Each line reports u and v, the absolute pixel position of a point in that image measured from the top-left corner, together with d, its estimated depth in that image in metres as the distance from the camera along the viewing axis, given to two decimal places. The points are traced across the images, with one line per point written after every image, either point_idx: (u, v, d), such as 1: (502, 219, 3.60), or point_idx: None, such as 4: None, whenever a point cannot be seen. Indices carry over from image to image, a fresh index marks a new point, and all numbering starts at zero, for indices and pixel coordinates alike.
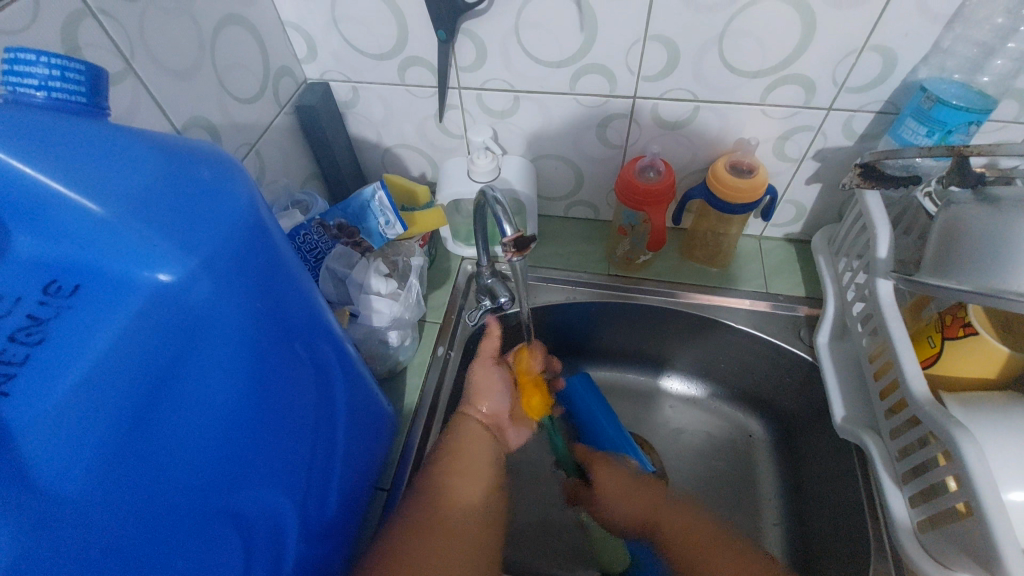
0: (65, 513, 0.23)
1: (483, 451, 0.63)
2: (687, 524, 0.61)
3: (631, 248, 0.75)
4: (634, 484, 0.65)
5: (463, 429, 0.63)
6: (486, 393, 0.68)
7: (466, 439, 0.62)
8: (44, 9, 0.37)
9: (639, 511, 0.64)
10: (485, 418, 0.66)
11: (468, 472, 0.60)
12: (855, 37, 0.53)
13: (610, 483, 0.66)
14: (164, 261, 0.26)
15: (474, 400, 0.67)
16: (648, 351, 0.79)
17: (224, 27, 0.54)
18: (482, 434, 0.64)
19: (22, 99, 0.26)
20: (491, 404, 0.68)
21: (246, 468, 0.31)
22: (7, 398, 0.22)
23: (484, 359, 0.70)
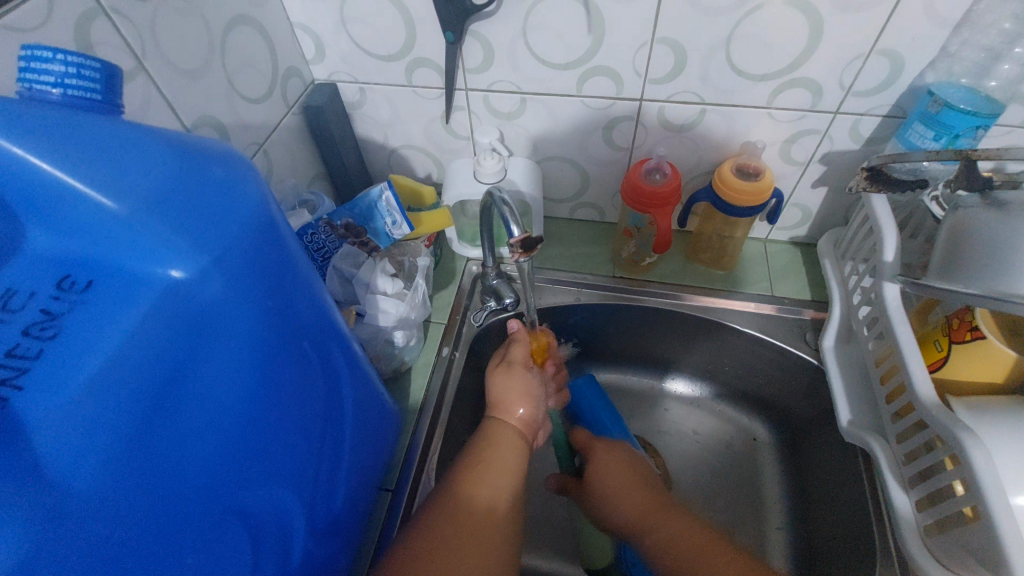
0: (77, 508, 0.23)
1: (519, 459, 0.55)
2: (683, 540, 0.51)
3: (637, 250, 0.75)
4: (636, 475, 0.59)
5: (498, 436, 0.56)
6: (521, 397, 0.59)
7: (499, 445, 0.55)
8: (58, 7, 0.37)
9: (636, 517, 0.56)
10: (523, 425, 0.58)
11: (498, 472, 0.52)
12: (862, 41, 0.53)
13: (606, 471, 0.60)
14: (177, 258, 0.26)
15: (507, 405, 0.58)
16: (654, 352, 0.78)
17: (234, 28, 0.54)
18: (521, 445, 0.56)
19: (38, 96, 0.26)
20: (528, 408, 0.59)
21: (254, 466, 0.31)
22: (21, 392, 0.23)
23: (514, 365, 0.61)
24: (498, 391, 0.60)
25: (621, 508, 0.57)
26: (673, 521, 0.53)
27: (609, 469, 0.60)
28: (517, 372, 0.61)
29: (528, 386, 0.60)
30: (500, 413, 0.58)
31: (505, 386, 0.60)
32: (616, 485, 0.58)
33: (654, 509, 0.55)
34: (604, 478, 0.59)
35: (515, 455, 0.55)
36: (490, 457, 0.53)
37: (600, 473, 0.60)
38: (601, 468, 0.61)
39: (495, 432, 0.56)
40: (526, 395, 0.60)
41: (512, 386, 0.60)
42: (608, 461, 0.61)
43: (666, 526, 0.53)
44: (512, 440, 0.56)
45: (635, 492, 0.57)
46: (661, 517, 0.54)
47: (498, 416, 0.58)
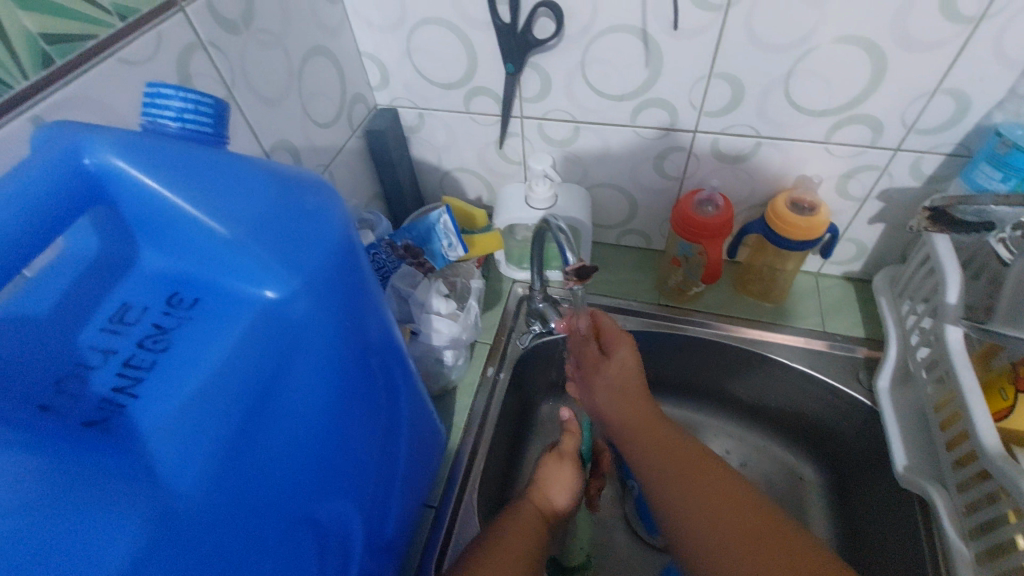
0: (184, 511, 0.24)
1: (541, 537, 0.53)
2: (662, 448, 0.55)
3: (684, 279, 0.75)
4: (634, 382, 0.61)
5: (527, 512, 0.55)
6: (563, 490, 0.59)
7: (528, 521, 0.54)
8: (166, 42, 0.41)
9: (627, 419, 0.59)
10: (552, 509, 0.57)
11: (519, 544, 0.50)
12: (927, 80, 0.52)
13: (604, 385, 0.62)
14: (273, 280, 0.28)
15: (547, 491, 0.58)
16: (700, 383, 0.78)
17: (310, 58, 0.58)
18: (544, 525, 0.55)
19: (160, 129, 0.29)
20: (563, 498, 0.59)
21: (325, 478, 0.33)
22: (137, 399, 0.25)
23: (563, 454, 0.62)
24: (541, 478, 0.60)
25: (615, 412, 0.61)
26: (661, 436, 0.57)
27: (607, 380, 0.62)
28: (566, 464, 0.62)
29: (568, 481, 0.60)
30: (540, 500, 0.57)
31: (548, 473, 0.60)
32: (617, 392, 0.61)
33: (638, 426, 0.58)
34: (605, 387, 0.62)
35: (537, 531, 0.53)
36: (516, 543, 0.50)
37: (599, 387, 0.63)
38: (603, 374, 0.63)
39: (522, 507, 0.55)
40: (565, 485, 0.60)
41: (558, 481, 0.60)
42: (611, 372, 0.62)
43: (669, 447, 0.55)
44: (537, 519, 0.55)
45: (638, 407, 0.59)
46: (659, 427, 0.57)
47: (531, 493, 0.58)
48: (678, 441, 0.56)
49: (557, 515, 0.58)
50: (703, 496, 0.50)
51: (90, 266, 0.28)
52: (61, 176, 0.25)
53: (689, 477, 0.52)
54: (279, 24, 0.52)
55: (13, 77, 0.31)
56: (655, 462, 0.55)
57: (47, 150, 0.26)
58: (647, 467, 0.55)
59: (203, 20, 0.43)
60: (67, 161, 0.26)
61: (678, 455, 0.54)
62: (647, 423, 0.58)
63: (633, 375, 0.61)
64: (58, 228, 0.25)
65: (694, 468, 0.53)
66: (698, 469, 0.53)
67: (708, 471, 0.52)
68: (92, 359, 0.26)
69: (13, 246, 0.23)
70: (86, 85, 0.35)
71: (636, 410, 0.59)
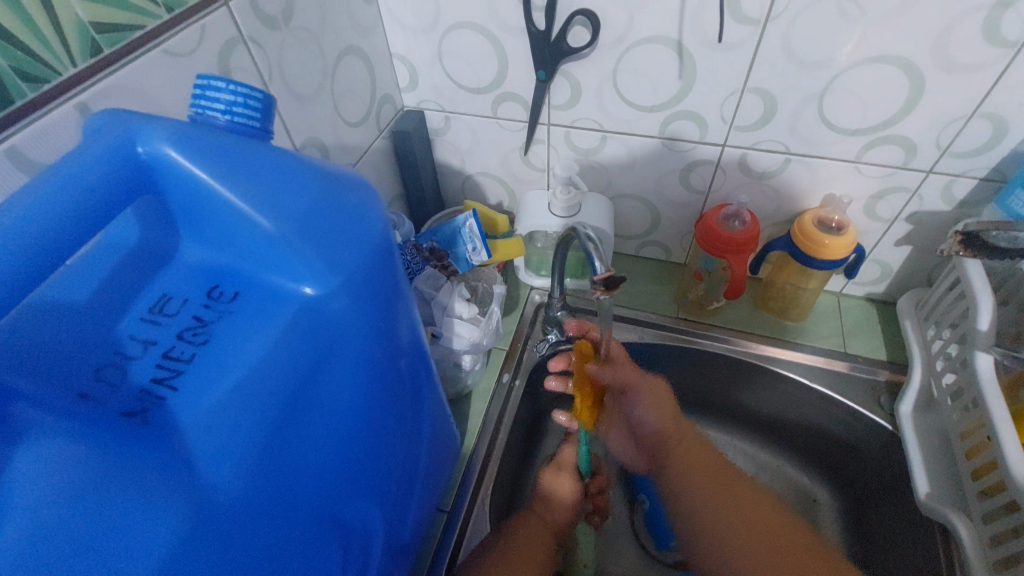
0: (220, 507, 0.24)
1: (543, 552, 0.55)
2: (700, 467, 0.56)
3: (699, 292, 0.74)
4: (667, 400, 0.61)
5: (529, 526, 0.56)
6: (563, 503, 0.61)
7: (531, 536, 0.55)
8: (209, 36, 0.41)
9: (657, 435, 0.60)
10: (554, 523, 0.59)
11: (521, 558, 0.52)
12: (964, 103, 0.52)
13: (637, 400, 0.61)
14: (314, 278, 0.28)
15: (549, 504, 0.60)
16: (716, 400, 0.77)
17: (344, 58, 0.58)
18: (546, 539, 0.57)
19: (209, 121, 0.29)
20: (563, 512, 0.61)
21: (353, 479, 0.32)
22: (176, 392, 0.25)
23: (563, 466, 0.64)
24: (542, 491, 0.61)
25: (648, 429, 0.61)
26: (697, 455, 0.57)
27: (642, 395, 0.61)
28: (566, 477, 0.63)
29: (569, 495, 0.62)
30: (546, 512, 0.59)
31: (549, 486, 0.62)
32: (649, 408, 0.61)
33: (674, 446, 0.59)
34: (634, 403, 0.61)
35: (539, 546, 0.55)
36: (523, 546, 0.53)
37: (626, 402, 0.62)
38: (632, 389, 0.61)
39: (524, 520, 0.57)
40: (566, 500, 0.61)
41: (563, 492, 0.62)
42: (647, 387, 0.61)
43: (705, 466, 0.56)
44: (540, 533, 0.56)
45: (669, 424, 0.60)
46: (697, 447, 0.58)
47: (534, 505, 0.59)
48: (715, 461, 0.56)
49: (559, 529, 0.60)
50: (741, 517, 0.50)
51: (130, 254, 0.28)
52: (114, 164, 0.25)
53: (727, 498, 0.52)
54: (316, 22, 0.52)
55: (62, 64, 0.32)
56: (692, 481, 0.55)
57: (100, 138, 0.26)
58: (683, 485, 0.56)
59: (245, 16, 0.44)
60: (119, 148, 0.26)
61: (715, 473, 0.55)
62: (682, 441, 0.58)
63: (664, 392, 0.61)
64: (107, 216, 0.25)
65: (731, 487, 0.53)
66: (735, 489, 0.53)
67: (744, 492, 0.52)
68: (132, 349, 0.26)
69: (65, 233, 0.23)
70: (131, 74, 0.35)
71: (669, 427, 0.60)
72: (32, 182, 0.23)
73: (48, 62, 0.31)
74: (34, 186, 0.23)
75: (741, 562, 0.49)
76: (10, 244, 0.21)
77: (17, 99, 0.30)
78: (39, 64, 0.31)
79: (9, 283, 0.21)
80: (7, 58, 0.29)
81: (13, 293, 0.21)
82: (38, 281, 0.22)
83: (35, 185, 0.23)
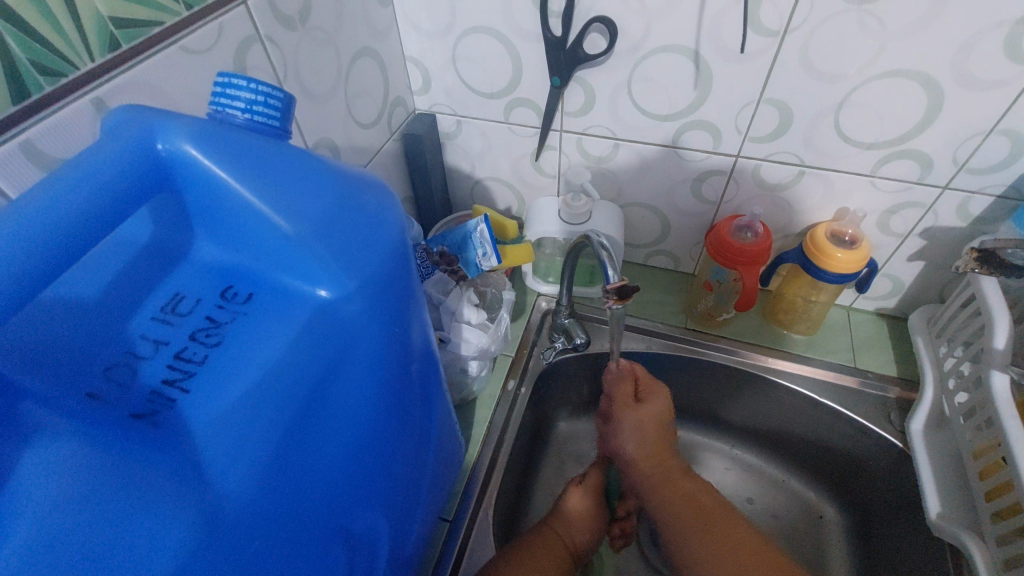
0: (231, 512, 0.24)
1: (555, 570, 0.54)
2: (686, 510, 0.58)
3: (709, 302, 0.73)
4: (661, 432, 0.63)
5: (546, 542, 0.56)
6: (584, 526, 0.61)
7: (546, 551, 0.55)
8: (226, 32, 0.40)
9: (644, 462, 0.62)
10: (570, 543, 0.59)
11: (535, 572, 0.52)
12: (983, 119, 0.51)
13: (630, 432, 0.63)
14: (329, 280, 0.27)
15: (568, 524, 0.60)
16: (734, 415, 0.76)
17: (357, 60, 0.58)
18: (562, 559, 0.56)
19: (227, 119, 0.28)
20: (582, 534, 0.60)
21: (362, 485, 0.31)
22: (188, 394, 0.25)
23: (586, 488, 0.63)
24: (564, 509, 0.61)
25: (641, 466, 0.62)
26: (682, 495, 0.60)
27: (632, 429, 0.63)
28: (589, 499, 0.63)
29: (590, 518, 0.62)
30: (565, 532, 0.59)
31: (572, 507, 0.61)
32: (640, 442, 0.62)
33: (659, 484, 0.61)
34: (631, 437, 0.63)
35: (552, 564, 0.55)
36: (537, 563, 0.53)
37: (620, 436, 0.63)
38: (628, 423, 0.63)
39: (542, 537, 0.57)
40: (587, 524, 0.61)
41: (584, 513, 0.61)
42: (640, 418, 0.62)
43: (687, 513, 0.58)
44: (555, 553, 0.56)
45: (660, 453, 0.62)
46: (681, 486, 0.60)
47: (554, 522, 0.60)
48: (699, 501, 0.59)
49: (575, 552, 0.59)
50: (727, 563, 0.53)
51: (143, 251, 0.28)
52: (132, 160, 0.25)
53: (717, 534, 0.55)
54: (332, 23, 0.52)
55: (81, 58, 0.32)
56: (680, 526, 0.57)
57: (121, 133, 0.25)
58: (671, 527, 0.58)
59: (262, 15, 0.43)
60: (140, 144, 0.25)
61: (700, 510, 0.58)
62: (668, 481, 0.60)
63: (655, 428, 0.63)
64: (126, 211, 0.25)
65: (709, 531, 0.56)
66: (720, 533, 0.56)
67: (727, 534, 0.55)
68: (144, 349, 0.25)
69: (83, 227, 0.23)
70: (148, 70, 0.35)
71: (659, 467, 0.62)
72: (47, 177, 0.23)
73: (67, 56, 0.31)
74: (49, 181, 0.22)
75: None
76: (22, 237, 0.21)
77: (35, 93, 0.30)
78: (58, 59, 0.30)
79: (22, 276, 0.21)
80: (25, 51, 0.29)
81: (29, 286, 0.21)
82: (55, 275, 0.22)
83: (53, 179, 0.23)
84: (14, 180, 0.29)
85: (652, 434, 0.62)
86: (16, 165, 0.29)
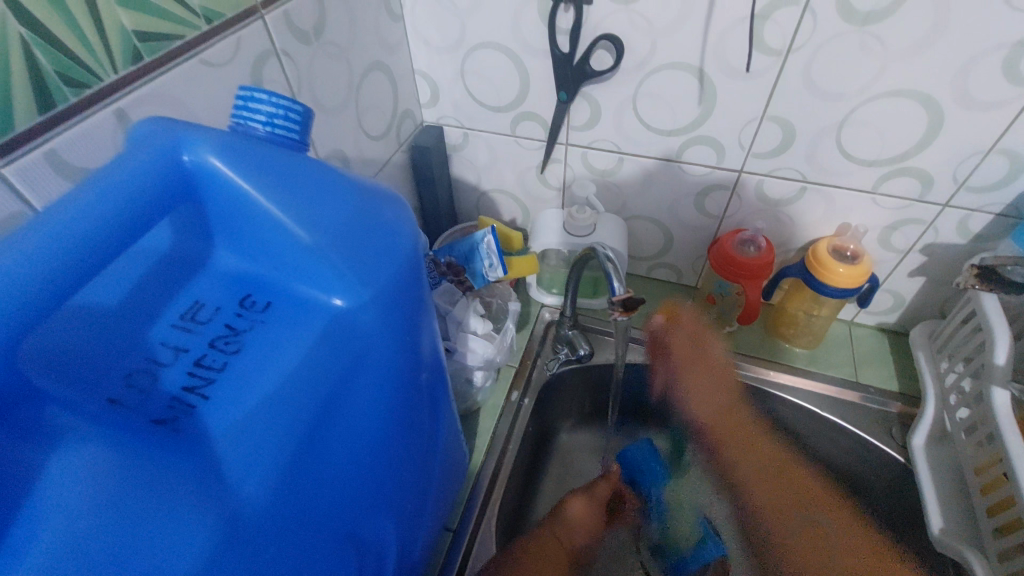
0: (250, 517, 0.24)
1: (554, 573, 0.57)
2: (742, 436, 0.69)
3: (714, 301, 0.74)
4: (728, 390, 0.69)
5: (547, 545, 0.59)
6: (583, 530, 0.63)
7: (546, 554, 0.58)
8: (244, 46, 0.41)
9: (714, 409, 0.69)
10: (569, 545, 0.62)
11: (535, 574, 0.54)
12: (983, 139, 0.52)
13: (696, 390, 0.69)
14: (345, 290, 0.28)
15: (569, 528, 0.62)
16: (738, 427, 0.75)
17: (369, 73, 0.59)
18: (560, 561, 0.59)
19: (249, 132, 0.29)
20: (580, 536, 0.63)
21: (373, 492, 0.32)
22: (207, 401, 0.25)
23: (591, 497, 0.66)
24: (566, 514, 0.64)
25: (710, 423, 0.70)
26: (758, 460, 0.68)
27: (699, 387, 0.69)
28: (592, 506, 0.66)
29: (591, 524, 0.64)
30: (564, 534, 0.61)
31: (575, 512, 0.64)
32: (708, 405, 0.70)
33: (739, 435, 0.68)
34: (690, 352, 0.70)
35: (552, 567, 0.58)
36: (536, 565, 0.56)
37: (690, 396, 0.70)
38: (696, 378, 0.69)
39: (543, 540, 0.59)
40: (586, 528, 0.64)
41: (585, 519, 0.64)
42: (703, 370, 0.69)
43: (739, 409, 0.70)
44: (554, 555, 0.59)
45: (720, 401, 0.69)
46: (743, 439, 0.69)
47: (556, 525, 0.62)
48: (762, 456, 0.68)
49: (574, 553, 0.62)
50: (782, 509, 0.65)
51: (164, 259, 0.28)
52: (158, 172, 0.26)
53: (789, 487, 0.65)
54: (345, 37, 0.53)
55: (104, 70, 0.32)
56: (763, 492, 0.66)
57: (145, 143, 0.26)
58: (745, 482, 0.68)
59: (279, 29, 0.44)
60: (166, 155, 0.26)
61: (783, 477, 0.66)
62: (732, 442, 0.68)
63: (719, 385, 0.68)
64: (152, 221, 0.25)
65: (752, 426, 0.68)
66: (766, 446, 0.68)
67: (783, 482, 0.66)
68: (164, 355, 0.26)
69: (110, 235, 0.23)
70: (168, 82, 0.36)
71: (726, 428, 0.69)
72: (75, 188, 0.24)
73: (91, 68, 0.32)
74: (78, 193, 0.23)
75: (793, 527, 0.63)
76: (54, 246, 0.22)
77: (60, 103, 0.30)
78: (83, 70, 0.31)
79: (51, 283, 0.21)
80: (51, 62, 0.30)
81: (56, 291, 0.22)
82: (84, 281, 0.23)
83: (82, 189, 0.23)
84: (38, 189, 0.30)
85: (710, 368, 0.69)
86: (39, 174, 0.30)
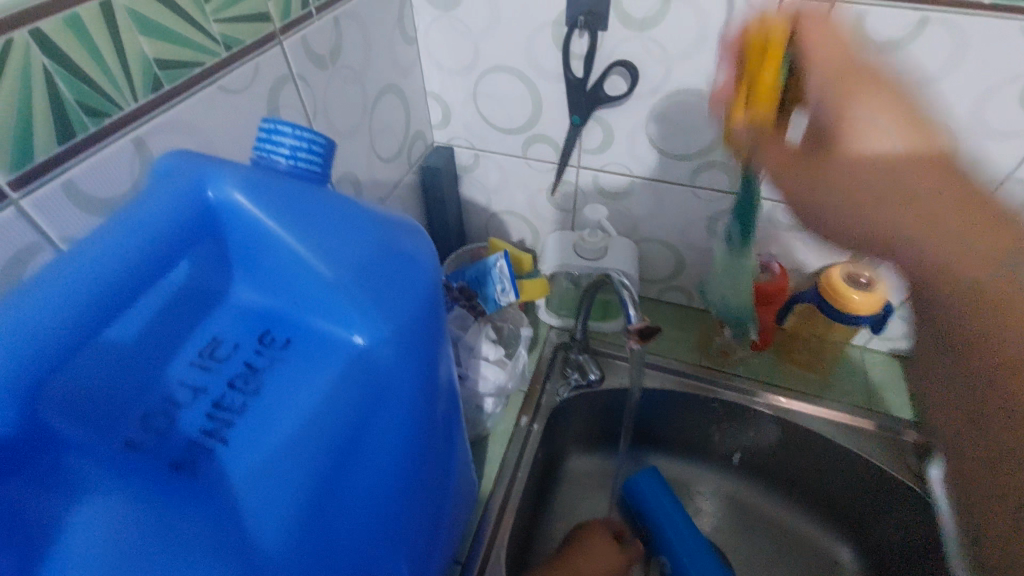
0: (268, 567, 0.23)
1: None
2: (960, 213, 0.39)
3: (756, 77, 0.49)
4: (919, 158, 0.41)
5: None
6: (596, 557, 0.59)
7: None
8: (262, 73, 0.41)
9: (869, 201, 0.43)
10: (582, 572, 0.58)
11: None
12: (1000, 168, 0.52)
13: (870, 104, 0.44)
14: (365, 328, 0.28)
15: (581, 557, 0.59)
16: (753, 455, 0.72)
17: (383, 95, 0.59)
18: None
19: (272, 165, 0.29)
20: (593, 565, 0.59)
21: (390, 533, 0.31)
22: (226, 444, 0.25)
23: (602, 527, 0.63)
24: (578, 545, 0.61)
25: (918, 202, 0.40)
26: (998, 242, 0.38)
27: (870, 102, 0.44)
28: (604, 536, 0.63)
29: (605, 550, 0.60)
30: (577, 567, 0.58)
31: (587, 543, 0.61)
32: (906, 133, 0.42)
33: (917, 176, 0.41)
34: (827, 87, 0.46)
35: None
36: None
37: (859, 134, 0.43)
38: (844, 159, 0.44)
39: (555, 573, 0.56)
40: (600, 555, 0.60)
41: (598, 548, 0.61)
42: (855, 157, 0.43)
43: (951, 171, 0.41)
44: None
45: (898, 173, 0.42)
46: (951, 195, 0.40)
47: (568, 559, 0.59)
48: (945, 196, 0.40)
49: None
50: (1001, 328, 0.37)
51: (179, 292, 0.27)
52: (181, 211, 0.26)
53: None
54: (360, 61, 0.54)
55: (125, 99, 0.32)
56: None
57: (173, 180, 0.27)
58: (922, 271, 0.41)
59: (296, 56, 0.44)
60: (190, 191, 0.27)
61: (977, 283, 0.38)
62: (896, 194, 0.41)
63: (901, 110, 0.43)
64: (175, 257, 0.26)
65: (968, 194, 0.40)
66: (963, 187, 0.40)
67: (968, 257, 0.38)
68: (181, 395, 0.25)
69: (132, 273, 0.24)
70: (185, 110, 0.36)
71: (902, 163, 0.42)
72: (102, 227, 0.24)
73: (112, 97, 0.31)
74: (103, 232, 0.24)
75: None
76: (79, 284, 0.22)
77: (80, 133, 0.30)
78: (103, 99, 0.31)
79: (76, 320, 0.22)
80: (73, 92, 0.29)
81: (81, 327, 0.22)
82: (107, 318, 0.23)
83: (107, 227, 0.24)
84: (56, 222, 0.30)
85: (870, 92, 0.44)
86: (56, 206, 0.29)
